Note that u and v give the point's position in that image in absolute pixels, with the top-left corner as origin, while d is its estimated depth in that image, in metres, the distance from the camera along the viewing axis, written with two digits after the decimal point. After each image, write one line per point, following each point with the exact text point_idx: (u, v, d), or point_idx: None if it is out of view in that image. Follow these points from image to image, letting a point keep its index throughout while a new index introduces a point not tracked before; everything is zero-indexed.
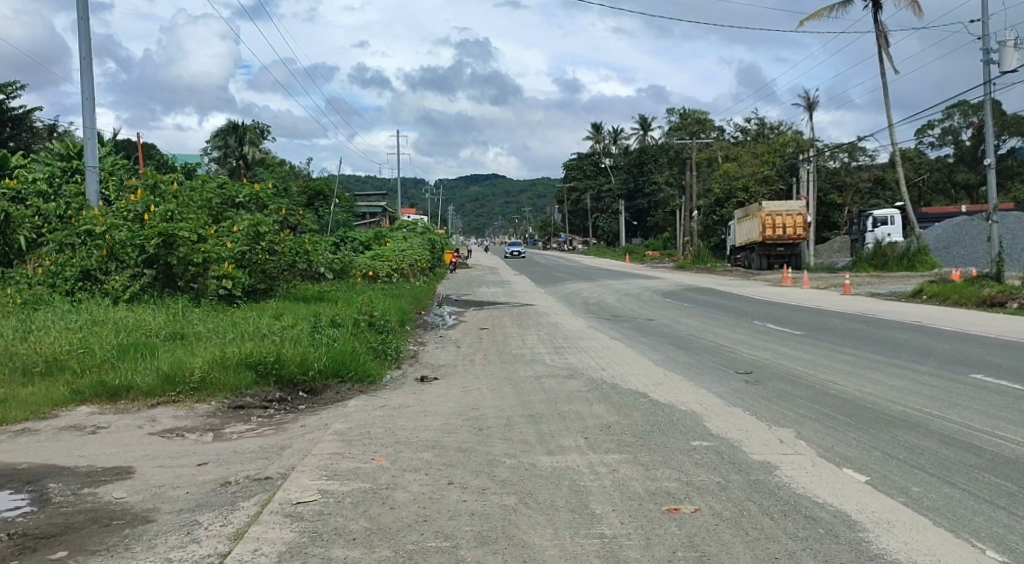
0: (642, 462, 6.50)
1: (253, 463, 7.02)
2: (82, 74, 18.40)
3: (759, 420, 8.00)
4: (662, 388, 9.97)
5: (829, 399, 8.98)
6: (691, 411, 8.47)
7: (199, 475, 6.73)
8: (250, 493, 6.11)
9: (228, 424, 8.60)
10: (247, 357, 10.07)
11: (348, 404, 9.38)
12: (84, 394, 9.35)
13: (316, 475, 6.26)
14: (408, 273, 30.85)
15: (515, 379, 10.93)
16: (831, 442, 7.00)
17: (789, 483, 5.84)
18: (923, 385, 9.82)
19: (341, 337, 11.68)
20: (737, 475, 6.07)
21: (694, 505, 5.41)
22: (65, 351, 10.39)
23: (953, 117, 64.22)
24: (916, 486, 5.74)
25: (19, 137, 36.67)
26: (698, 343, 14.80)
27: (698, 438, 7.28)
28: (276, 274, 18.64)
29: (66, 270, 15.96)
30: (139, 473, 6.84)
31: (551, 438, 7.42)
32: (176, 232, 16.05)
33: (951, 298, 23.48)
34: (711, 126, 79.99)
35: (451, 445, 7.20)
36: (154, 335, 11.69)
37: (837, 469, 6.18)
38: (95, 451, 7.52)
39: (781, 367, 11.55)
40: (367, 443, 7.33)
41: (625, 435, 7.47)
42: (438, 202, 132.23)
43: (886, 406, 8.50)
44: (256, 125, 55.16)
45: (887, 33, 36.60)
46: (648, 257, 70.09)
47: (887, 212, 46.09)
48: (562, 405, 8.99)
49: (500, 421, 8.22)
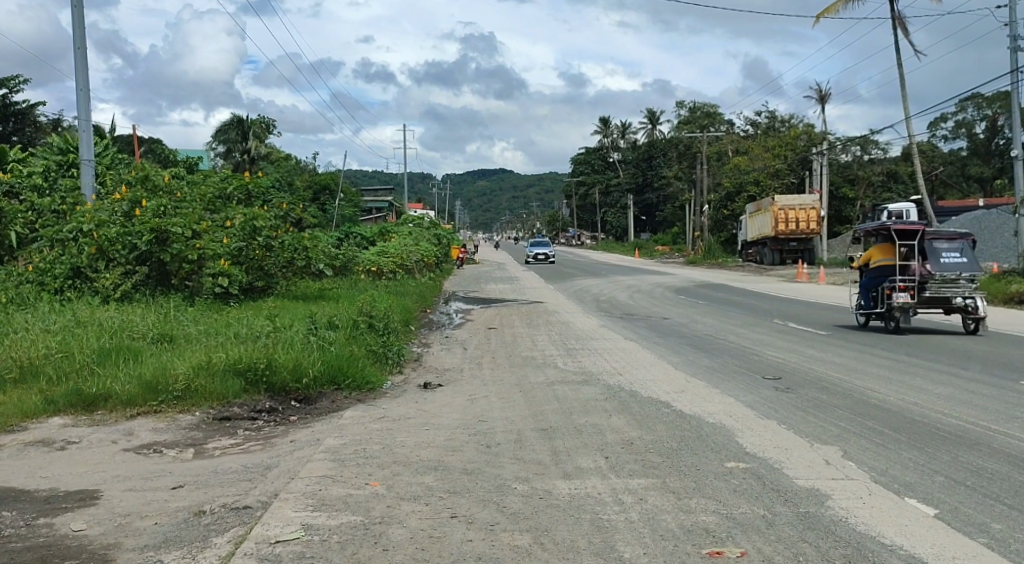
0: (672, 489, 5.70)
1: (235, 487, 6.23)
2: (76, 65, 17.66)
3: (799, 436, 7.19)
4: (685, 396, 9.19)
5: (872, 410, 8.19)
6: (721, 425, 7.65)
7: (170, 502, 5.95)
8: (224, 527, 5.32)
9: (211, 438, 7.82)
10: (234, 363, 9.29)
11: (344, 415, 8.60)
12: (57, 404, 8.58)
13: (300, 506, 5.47)
14: (413, 269, 30.00)
15: (526, 386, 10.10)
16: (885, 464, 6.21)
17: (846, 517, 5.07)
18: (972, 393, 9.02)
19: (338, 340, 10.92)
20: (783, 507, 5.28)
21: (741, 548, 4.61)
22: (42, 356, 9.62)
23: (967, 109, 62.86)
24: (997, 522, 4.97)
25: (23, 132, 36.04)
26: (719, 345, 13.99)
27: (734, 459, 6.48)
28: (274, 271, 17.87)
29: (55, 268, 15.13)
30: (105, 499, 6.04)
31: (567, 458, 6.63)
32: (169, 228, 15.23)
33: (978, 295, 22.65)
34: (721, 119, 79.02)
35: (456, 467, 6.41)
36: (140, 337, 10.92)
37: (899, 500, 5.37)
38: (59, 472, 6.75)
39: (811, 372, 10.75)
40: (362, 464, 6.54)
41: (649, 454, 6.68)
42: (447, 198, 131.63)
43: (939, 419, 7.70)
44: (262, 119, 54.08)
45: (905, 21, 35.55)
46: (658, 252, 68.99)
47: (901, 206, 45.04)
48: (576, 417, 8.19)
49: (509, 437, 7.42)
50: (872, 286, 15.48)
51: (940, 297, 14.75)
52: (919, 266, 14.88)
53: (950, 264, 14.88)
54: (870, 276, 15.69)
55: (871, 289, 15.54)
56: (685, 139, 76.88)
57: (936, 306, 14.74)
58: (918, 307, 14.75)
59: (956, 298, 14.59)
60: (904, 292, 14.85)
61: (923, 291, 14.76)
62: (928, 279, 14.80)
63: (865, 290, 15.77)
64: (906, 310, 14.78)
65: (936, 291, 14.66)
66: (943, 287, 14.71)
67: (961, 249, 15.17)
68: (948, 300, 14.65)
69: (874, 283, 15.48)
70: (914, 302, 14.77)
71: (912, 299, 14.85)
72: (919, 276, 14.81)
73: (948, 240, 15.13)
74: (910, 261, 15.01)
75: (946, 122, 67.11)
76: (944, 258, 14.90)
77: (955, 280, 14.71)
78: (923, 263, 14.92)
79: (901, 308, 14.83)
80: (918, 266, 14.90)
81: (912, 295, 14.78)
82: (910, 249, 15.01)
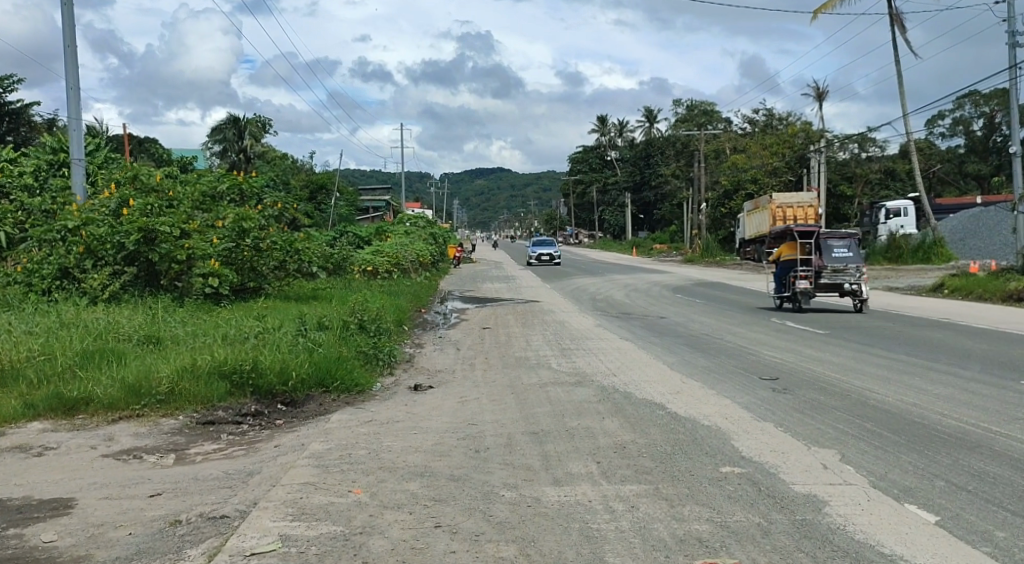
0: (666, 496, 5.51)
1: (214, 494, 6.03)
2: (66, 63, 17.43)
3: (795, 439, 7.00)
4: (680, 398, 8.99)
5: (871, 412, 8.00)
6: (716, 428, 7.47)
7: (146, 511, 5.75)
8: (199, 538, 5.13)
9: (193, 443, 7.62)
10: (220, 365, 9.10)
11: (331, 418, 8.40)
12: (37, 408, 8.38)
13: (278, 515, 5.27)
14: (409, 268, 29.77)
15: (519, 388, 9.90)
16: (884, 468, 6.03)
17: (844, 525, 4.88)
18: (972, 393, 8.84)
19: (327, 341, 10.70)
20: (779, 514, 5.10)
21: (734, 560, 4.42)
22: (24, 359, 9.41)
23: (965, 107, 62.73)
24: (1000, 530, 4.79)
25: (18, 131, 35.80)
26: (715, 344, 13.82)
27: (729, 463, 6.29)
28: (266, 272, 17.68)
29: (42, 268, 14.88)
30: (79, 509, 5.84)
31: (557, 463, 6.43)
32: (157, 227, 15.02)
33: (977, 292, 22.56)
34: (718, 117, 78.75)
35: (443, 473, 6.22)
36: (125, 338, 10.71)
37: (898, 506, 5.19)
38: (34, 479, 6.55)
39: (808, 372, 10.55)
40: (346, 470, 6.34)
41: (642, 459, 6.48)
42: (445, 197, 131.51)
43: (939, 421, 7.52)
44: (258, 118, 53.84)
45: (902, 18, 35.35)
46: (655, 251, 68.69)
47: (899, 204, 44.92)
48: (568, 420, 8.00)
49: (499, 441, 7.23)
50: (782, 275, 19.78)
51: (834, 283, 18.99)
52: (817, 260, 19.20)
53: (840, 257, 19.15)
54: (781, 269, 20.03)
55: (783, 279, 19.82)
56: (683, 136, 76.64)
57: (830, 290, 18.95)
58: (816, 290, 18.99)
59: (846, 284, 18.82)
60: (805, 279, 19.10)
61: (819, 278, 19.04)
62: (823, 269, 19.09)
63: (778, 280, 20.06)
64: (806, 293, 19.04)
65: (830, 278, 18.92)
66: (835, 275, 18.95)
67: (850, 246, 19.39)
68: (839, 285, 18.88)
69: (784, 273, 19.79)
70: (812, 286, 19.03)
71: (812, 284, 19.11)
72: (817, 267, 19.10)
73: (841, 240, 19.39)
74: (810, 256, 19.37)
75: (943, 120, 67.02)
76: (836, 253, 19.12)
77: (844, 270, 18.98)
78: (819, 257, 19.22)
79: (803, 291, 19.09)
80: (817, 259, 19.21)
81: (811, 281, 19.04)
82: (809, 246, 19.38)
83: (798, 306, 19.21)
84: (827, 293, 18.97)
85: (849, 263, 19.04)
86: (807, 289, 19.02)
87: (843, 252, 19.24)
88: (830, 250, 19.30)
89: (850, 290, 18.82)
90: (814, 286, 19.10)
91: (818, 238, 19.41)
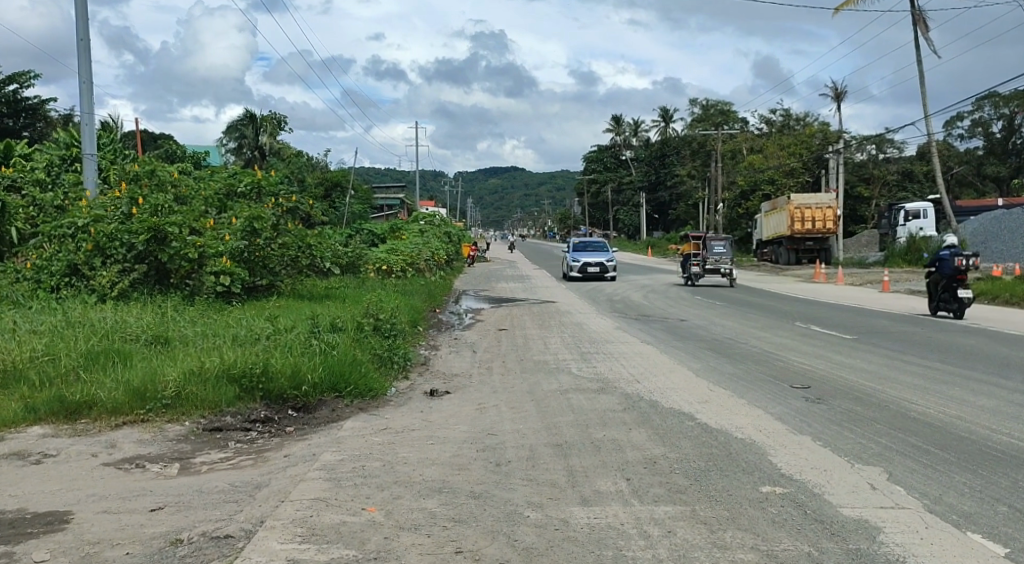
0: (705, 520, 5.09)
1: (219, 511, 5.65)
2: (79, 56, 17.13)
3: (837, 455, 6.56)
4: (710, 407, 8.57)
5: (911, 425, 7.55)
6: (751, 442, 7.03)
7: (147, 527, 5.37)
8: (201, 561, 4.75)
9: (199, 451, 7.26)
10: (229, 369, 8.73)
11: (344, 426, 8.01)
12: (38, 412, 8.04)
13: (286, 536, 4.89)
14: (424, 267, 29.32)
15: (538, 395, 9.50)
16: (937, 490, 5.60)
17: (904, 558, 4.45)
18: (1017, 405, 8.38)
19: (341, 343, 10.30)
20: (831, 543, 4.67)
21: None
22: (29, 359, 9.08)
23: (984, 108, 61.84)
24: None
25: (35, 127, 35.67)
26: (740, 349, 13.32)
27: (770, 482, 5.85)
28: (279, 270, 17.38)
29: (52, 265, 14.57)
30: (76, 524, 5.48)
31: (583, 480, 6.01)
32: (166, 226, 14.60)
33: (1002, 296, 22.04)
34: (734, 117, 78.10)
35: (463, 490, 5.81)
36: (133, 338, 10.37)
37: (960, 534, 4.77)
38: (31, 490, 6.19)
39: (839, 380, 10.13)
40: (359, 485, 5.95)
41: (675, 477, 6.05)
42: (459, 195, 131.72)
43: (987, 437, 7.07)
44: (275, 114, 53.61)
45: (925, 17, 34.66)
46: (671, 252, 67.95)
47: (919, 205, 44.11)
48: (593, 431, 7.58)
49: (521, 453, 6.82)
50: (683, 263, 29.81)
51: (715, 269, 28.87)
52: (704, 253, 29.28)
53: (717, 252, 29.10)
54: (684, 260, 30.07)
55: (684, 266, 29.69)
56: (699, 137, 75.88)
57: (714, 273, 28.80)
58: (704, 273, 28.79)
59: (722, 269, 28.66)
60: (697, 266, 29.02)
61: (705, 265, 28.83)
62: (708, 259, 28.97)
63: (683, 267, 29.95)
64: (697, 275, 28.88)
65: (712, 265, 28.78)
66: (717, 264, 28.95)
67: (726, 244, 29.32)
68: (718, 270, 28.94)
69: (685, 262, 29.80)
70: (701, 271, 28.89)
71: (701, 269, 28.94)
72: (705, 258, 29.20)
73: (720, 241, 29.33)
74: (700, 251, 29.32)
75: (962, 121, 66.20)
76: (716, 250, 29.08)
77: (722, 260, 29.11)
78: (705, 252, 29.13)
79: (695, 273, 28.91)
80: (704, 253, 29.17)
81: (700, 267, 28.87)
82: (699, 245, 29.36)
83: (693, 284, 29.20)
84: (712, 275, 28.71)
85: (724, 256, 29.02)
86: (697, 272, 28.87)
87: (720, 249, 29.16)
88: (713, 247, 29.19)
89: (726, 273, 28.75)
90: (702, 271, 29.14)
91: (706, 239, 29.47)
